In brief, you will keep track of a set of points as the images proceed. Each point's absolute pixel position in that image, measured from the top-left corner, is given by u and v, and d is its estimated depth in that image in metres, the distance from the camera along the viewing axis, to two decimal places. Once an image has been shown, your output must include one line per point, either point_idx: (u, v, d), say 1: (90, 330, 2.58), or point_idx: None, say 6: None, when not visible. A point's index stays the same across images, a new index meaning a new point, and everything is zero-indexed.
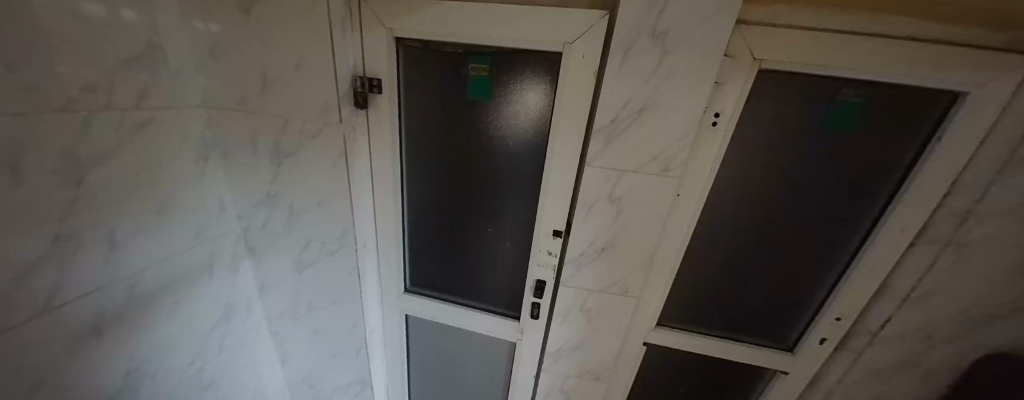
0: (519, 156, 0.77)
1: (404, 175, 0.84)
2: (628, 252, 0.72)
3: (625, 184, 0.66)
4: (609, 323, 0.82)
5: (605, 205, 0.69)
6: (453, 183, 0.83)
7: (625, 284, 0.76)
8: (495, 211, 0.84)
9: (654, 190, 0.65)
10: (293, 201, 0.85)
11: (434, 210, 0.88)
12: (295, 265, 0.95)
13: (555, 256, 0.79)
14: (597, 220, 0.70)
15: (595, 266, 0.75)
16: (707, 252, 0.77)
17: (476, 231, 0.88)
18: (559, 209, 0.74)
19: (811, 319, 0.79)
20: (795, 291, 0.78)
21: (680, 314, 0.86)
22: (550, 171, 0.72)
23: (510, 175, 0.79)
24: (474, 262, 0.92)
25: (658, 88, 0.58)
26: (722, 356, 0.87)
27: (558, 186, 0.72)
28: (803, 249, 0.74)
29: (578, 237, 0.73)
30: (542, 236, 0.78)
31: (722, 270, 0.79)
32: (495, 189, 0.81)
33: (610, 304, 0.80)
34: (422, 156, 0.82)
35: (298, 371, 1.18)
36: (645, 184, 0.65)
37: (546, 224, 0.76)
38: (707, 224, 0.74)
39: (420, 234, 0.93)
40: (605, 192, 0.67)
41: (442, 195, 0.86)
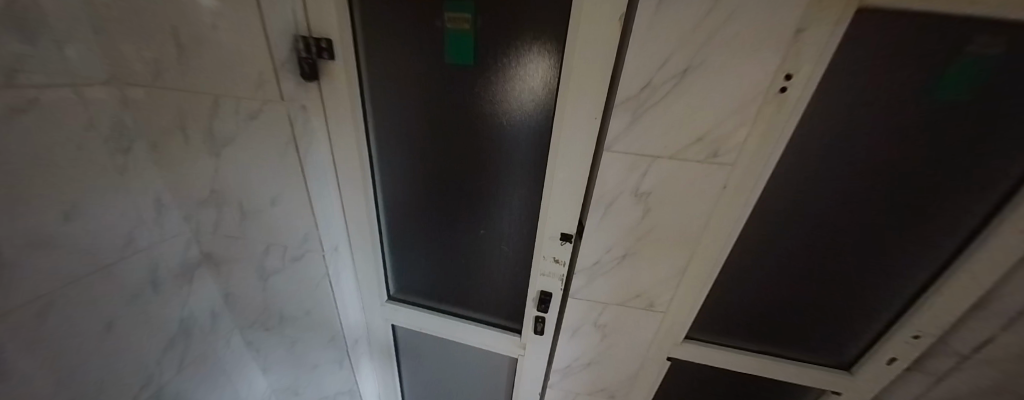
0: (516, 144, 0.60)
1: (375, 165, 0.69)
2: (655, 259, 0.58)
3: (655, 175, 0.50)
4: (627, 338, 0.70)
5: (629, 203, 0.53)
6: (436, 178, 0.68)
7: (650, 296, 0.62)
8: (489, 208, 0.69)
9: (695, 184, 0.50)
10: (241, 200, 0.70)
11: (416, 210, 0.74)
12: (259, 274, 0.83)
13: (562, 265, 0.64)
14: (617, 222, 0.55)
15: (614, 277, 0.61)
16: (748, 256, 0.63)
17: (466, 233, 0.74)
18: (569, 209, 0.58)
19: (879, 336, 0.66)
20: (851, 300, 0.65)
21: (711, 326, 0.73)
22: (555, 163, 0.56)
23: (505, 167, 0.63)
24: (466, 269, 0.79)
25: (711, 38, 0.40)
26: (763, 374, 0.75)
27: (567, 180, 0.56)
28: (871, 253, 0.59)
29: (592, 243, 0.58)
30: (547, 241, 0.62)
31: (763, 276, 0.65)
32: (486, 184, 0.66)
33: (629, 319, 0.66)
34: (396, 145, 0.66)
35: (282, 382, 1.05)
36: (683, 175, 0.49)
37: (552, 226, 0.61)
38: (755, 222, 0.59)
39: (401, 235, 0.78)
40: (629, 187, 0.52)
41: (423, 192, 0.71)
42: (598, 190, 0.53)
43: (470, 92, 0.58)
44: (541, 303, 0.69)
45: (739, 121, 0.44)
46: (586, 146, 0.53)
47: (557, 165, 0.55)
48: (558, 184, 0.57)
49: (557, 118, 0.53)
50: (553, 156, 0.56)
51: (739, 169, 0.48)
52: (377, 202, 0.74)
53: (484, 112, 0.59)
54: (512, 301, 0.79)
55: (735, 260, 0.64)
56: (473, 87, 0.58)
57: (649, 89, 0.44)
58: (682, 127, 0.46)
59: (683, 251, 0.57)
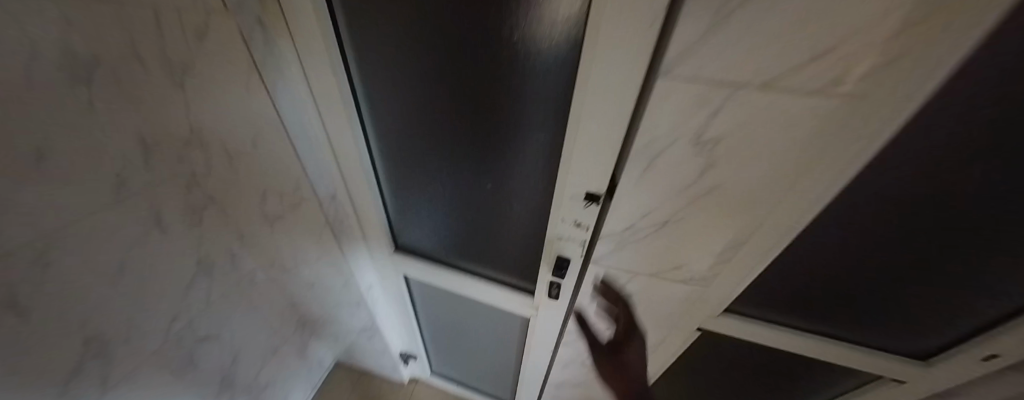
0: (524, 83, 0.46)
1: (369, 109, 0.59)
2: (703, 229, 0.47)
3: (722, 119, 0.35)
4: (653, 306, 0.63)
5: (679, 157, 0.40)
6: (433, 125, 0.57)
7: (691, 268, 0.53)
8: (500, 163, 0.58)
9: (783, 135, 0.35)
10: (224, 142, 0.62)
11: (413, 162, 0.65)
12: (266, 217, 0.80)
13: (586, 229, 0.54)
14: (661, 180, 0.43)
15: (648, 246, 0.52)
16: (823, 233, 0.50)
17: (472, 189, 0.65)
18: (598, 168, 0.45)
19: (980, 330, 0.54)
20: (944, 287, 0.51)
21: (758, 301, 0.63)
22: (578, 111, 0.40)
23: (513, 114, 0.50)
24: (473, 224, 0.72)
25: None
26: (807, 354, 0.68)
27: (598, 131, 0.41)
28: (1015, 243, 0.43)
29: (624, 207, 0.48)
30: (568, 204, 0.51)
31: (835, 256, 0.53)
32: (490, 135, 0.54)
33: (660, 288, 0.59)
34: (382, 85, 0.55)
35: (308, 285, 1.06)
36: (768, 121, 0.34)
37: (573, 189, 0.49)
38: (854, 195, 0.44)
39: (407, 189, 0.71)
40: (687, 136, 0.37)
41: (420, 142, 0.61)
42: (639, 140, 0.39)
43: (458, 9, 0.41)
44: (556, 270, 0.63)
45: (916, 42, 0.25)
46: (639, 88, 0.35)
47: (581, 113, 0.40)
48: (582, 136, 0.42)
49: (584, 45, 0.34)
50: (576, 99, 0.39)
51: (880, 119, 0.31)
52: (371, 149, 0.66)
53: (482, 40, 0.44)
54: (525, 258, 0.74)
55: (808, 236, 0.51)
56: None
57: None
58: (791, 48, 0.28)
59: (741, 216, 0.45)
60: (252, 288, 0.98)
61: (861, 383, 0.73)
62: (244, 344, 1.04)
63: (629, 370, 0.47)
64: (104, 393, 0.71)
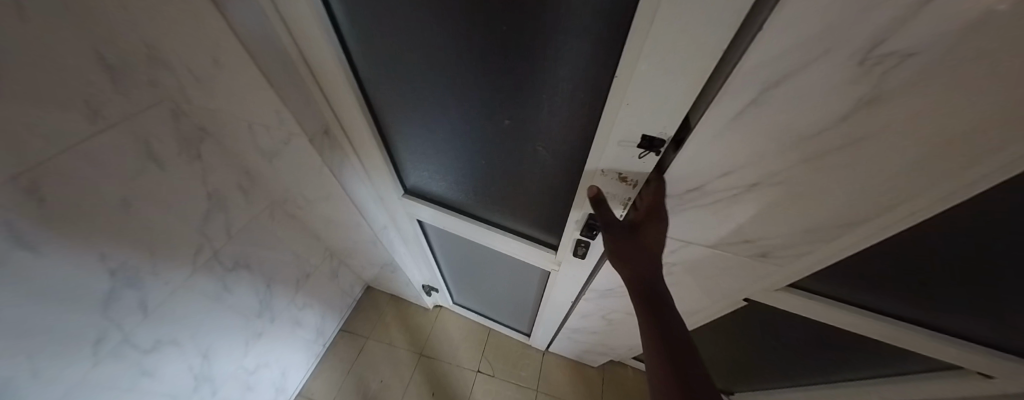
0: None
1: (348, 21, 0.46)
2: (800, 195, 0.35)
3: (934, 13, 0.19)
4: (701, 277, 0.53)
5: (813, 84, 0.25)
6: (422, 43, 0.43)
7: (766, 243, 0.42)
8: (520, 99, 0.44)
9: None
10: (187, 63, 0.51)
11: (408, 90, 0.53)
12: (265, 157, 0.73)
13: (632, 185, 0.42)
14: (760, 128, 0.29)
15: (716, 213, 0.40)
16: (977, 208, 0.34)
17: (479, 127, 0.53)
18: (669, 103, 0.30)
19: None
20: None
21: (831, 278, 0.52)
22: (651, 11, 0.24)
23: (526, 21, 0.35)
24: (483, 167, 0.62)
25: None
26: (874, 335, 0.58)
27: (681, 44, 0.25)
28: None
29: (694, 163, 0.35)
30: (614, 152, 0.38)
31: (973, 239, 0.38)
32: (496, 54, 0.40)
33: (716, 262, 0.48)
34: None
35: (321, 222, 1.04)
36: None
37: (625, 135, 0.35)
38: None
39: (411, 126, 0.61)
40: (843, 47, 0.22)
41: (411, 66, 0.48)
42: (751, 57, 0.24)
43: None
44: (587, 228, 0.55)
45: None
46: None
47: (658, 15, 0.24)
48: (653, 55, 0.27)
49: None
50: None
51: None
52: (357, 71, 0.54)
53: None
54: (545, 209, 0.65)
55: (954, 210, 0.35)
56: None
57: None
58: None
59: (860, 181, 0.31)
60: (272, 223, 0.98)
61: (929, 368, 0.63)
62: (276, 272, 1.10)
63: (648, 248, 0.41)
64: (150, 314, 0.77)
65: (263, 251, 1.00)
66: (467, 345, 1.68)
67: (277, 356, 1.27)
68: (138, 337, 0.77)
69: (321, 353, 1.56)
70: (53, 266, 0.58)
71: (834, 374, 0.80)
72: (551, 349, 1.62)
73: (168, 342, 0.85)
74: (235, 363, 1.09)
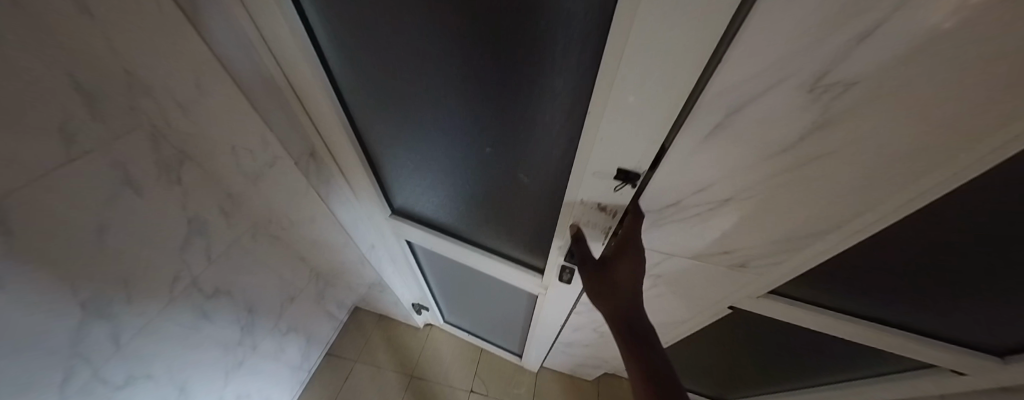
0: (513, 9, 0.31)
1: (333, 54, 0.48)
2: (770, 207, 0.37)
3: (868, 47, 0.21)
4: (688, 289, 0.55)
5: (776, 106, 0.27)
6: (407, 77, 0.45)
7: (743, 254, 0.44)
8: (507, 129, 0.46)
9: (975, 69, 0.21)
10: (169, 88, 0.50)
11: (394, 115, 0.54)
12: (248, 179, 0.72)
13: (613, 215, 0.43)
14: (729, 147, 0.31)
15: (694, 226, 0.42)
16: (931, 215, 0.37)
17: (464, 152, 0.54)
18: (641, 131, 0.32)
19: None
20: None
21: (810, 283, 0.53)
22: (620, 47, 0.25)
23: (504, 55, 0.36)
24: (470, 191, 0.63)
25: None
26: (852, 337, 0.61)
27: (650, 77, 0.26)
28: None
29: (670, 180, 0.37)
30: (592, 183, 0.40)
31: (932, 243, 0.41)
32: (477, 84, 0.41)
33: (700, 273, 0.49)
34: (336, 12, 0.41)
35: (307, 244, 1.02)
36: (943, 55, 0.20)
37: (602, 161, 0.36)
38: (1002, 179, 0.30)
39: (398, 151, 0.62)
40: (799, 74, 0.24)
41: (396, 96, 0.50)
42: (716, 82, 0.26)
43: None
44: (569, 256, 0.58)
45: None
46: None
47: (624, 57, 0.26)
48: (625, 88, 0.28)
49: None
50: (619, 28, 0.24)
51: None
52: (343, 97, 0.55)
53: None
54: (530, 229, 0.65)
55: (916, 216, 0.37)
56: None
57: None
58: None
59: (821, 194, 0.34)
60: (254, 245, 0.96)
61: (904, 368, 0.66)
62: (259, 297, 1.06)
63: (620, 284, 0.43)
64: (123, 348, 0.74)
65: (244, 277, 0.97)
66: (459, 365, 1.65)
67: (258, 386, 1.21)
68: (109, 371, 0.73)
69: (305, 379, 1.50)
70: (17, 301, 0.55)
71: (818, 377, 0.82)
72: (544, 365, 1.60)
73: (141, 377, 0.80)
74: (214, 395, 1.04)
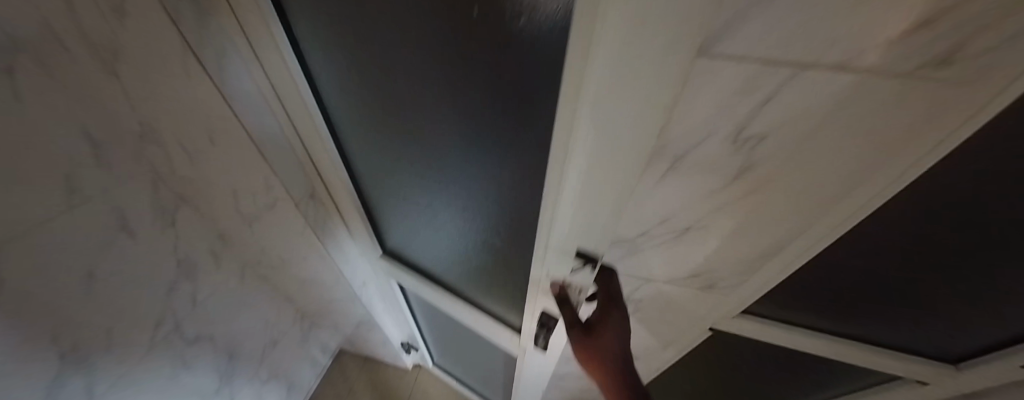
0: (485, 122, 0.39)
1: (340, 127, 0.58)
2: (726, 233, 0.40)
3: (771, 112, 0.27)
4: (668, 311, 0.58)
5: (711, 156, 0.32)
6: (400, 150, 0.54)
7: (708, 277, 0.48)
8: (481, 198, 0.55)
9: (852, 124, 0.27)
10: (179, 138, 0.54)
11: (389, 173, 0.62)
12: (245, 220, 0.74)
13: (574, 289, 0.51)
14: (682, 183, 0.35)
15: (662, 252, 0.45)
16: (867, 235, 0.42)
17: (462, 200, 0.58)
18: (591, 201, 0.36)
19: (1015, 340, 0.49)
20: (995, 300, 0.45)
21: (777, 303, 0.58)
22: (563, 155, 0.31)
23: (478, 147, 0.44)
24: (467, 234, 0.66)
25: None
26: (822, 353, 0.65)
27: (587, 181, 0.33)
28: None
29: (635, 213, 0.40)
30: (554, 258, 0.47)
31: (869, 261, 0.46)
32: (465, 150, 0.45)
33: (676, 296, 0.53)
34: (347, 100, 0.51)
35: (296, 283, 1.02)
36: (827, 114, 0.26)
37: (558, 232, 0.43)
38: (903, 203, 0.36)
39: (389, 202, 0.71)
40: (725, 129, 0.29)
41: (390, 162, 0.59)
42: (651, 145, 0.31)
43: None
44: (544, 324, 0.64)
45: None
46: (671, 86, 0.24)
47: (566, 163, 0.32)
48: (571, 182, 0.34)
49: (568, 50, 0.23)
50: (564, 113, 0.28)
51: (999, 100, 0.23)
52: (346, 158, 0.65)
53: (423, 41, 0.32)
54: (514, 269, 0.67)
55: (856, 234, 0.42)
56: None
57: None
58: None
59: (767, 220, 0.38)
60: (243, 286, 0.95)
61: (877, 383, 0.69)
62: (243, 341, 1.03)
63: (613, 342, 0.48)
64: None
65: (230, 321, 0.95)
66: None
67: None
68: None
69: None
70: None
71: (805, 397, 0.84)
72: None
73: None
74: None
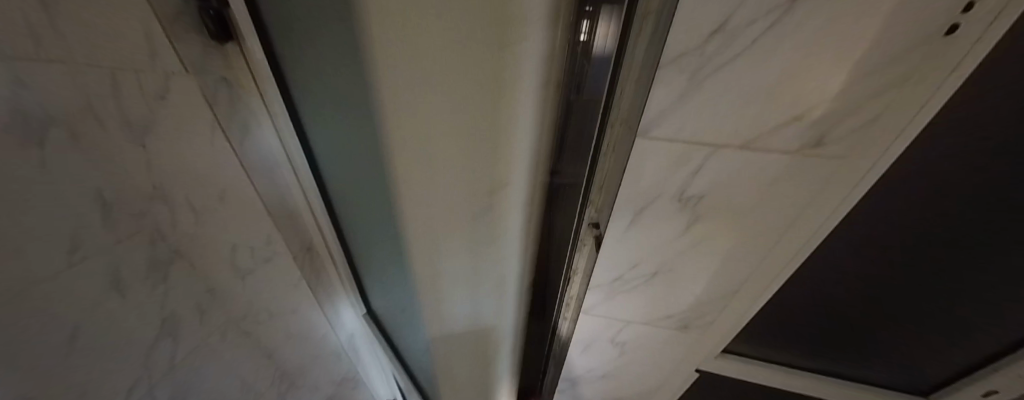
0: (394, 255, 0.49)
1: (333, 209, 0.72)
2: (693, 277, 0.45)
3: (705, 177, 0.34)
4: (652, 352, 0.60)
5: (662, 212, 0.38)
6: (369, 239, 0.66)
7: (679, 317, 0.52)
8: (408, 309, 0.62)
9: (767, 184, 0.34)
10: (189, 199, 0.58)
11: (369, 250, 0.73)
12: (236, 273, 0.75)
13: None
14: (644, 235, 0.41)
15: (636, 296, 0.49)
16: (815, 273, 0.47)
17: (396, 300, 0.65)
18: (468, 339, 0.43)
19: (968, 370, 0.53)
20: (935, 329, 0.50)
21: (755, 342, 0.61)
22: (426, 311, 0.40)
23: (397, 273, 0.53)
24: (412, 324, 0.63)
25: None
26: (801, 389, 0.67)
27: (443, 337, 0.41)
28: (995, 288, 0.42)
29: (608, 262, 0.45)
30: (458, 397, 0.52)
31: (823, 298, 0.51)
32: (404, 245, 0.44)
33: (654, 337, 0.57)
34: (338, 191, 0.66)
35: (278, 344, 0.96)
36: (746, 177, 0.34)
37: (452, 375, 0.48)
38: (831, 244, 0.42)
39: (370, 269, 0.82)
40: (670, 192, 0.36)
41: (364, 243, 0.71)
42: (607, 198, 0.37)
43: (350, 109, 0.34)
44: None
45: (892, 92, 0.26)
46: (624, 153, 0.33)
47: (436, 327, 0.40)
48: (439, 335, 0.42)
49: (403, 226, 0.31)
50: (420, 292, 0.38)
51: (857, 164, 0.31)
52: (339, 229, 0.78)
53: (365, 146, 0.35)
54: None
55: (802, 275, 0.47)
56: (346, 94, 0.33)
57: (725, 41, 0.25)
58: (778, 98, 0.28)
59: (722, 265, 0.43)
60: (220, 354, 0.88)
61: None
62: None
63: None
64: None
65: None
66: None
67: None
68: None
69: None
70: None
71: None
72: None
73: None
74: None
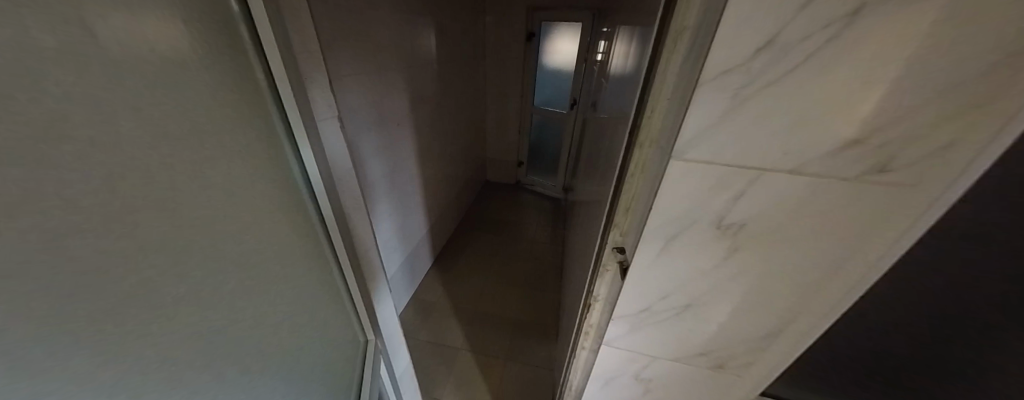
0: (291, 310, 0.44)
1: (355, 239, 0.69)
2: (732, 312, 0.41)
3: (748, 203, 0.31)
4: (679, 392, 0.55)
5: (699, 240, 0.34)
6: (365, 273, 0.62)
7: (718, 355, 0.47)
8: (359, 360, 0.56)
9: (821, 211, 0.30)
10: None
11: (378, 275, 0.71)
12: None
13: None
14: (677, 263, 0.37)
15: (664, 329, 0.45)
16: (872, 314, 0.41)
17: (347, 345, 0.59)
18: None
19: None
20: None
21: (796, 387, 0.54)
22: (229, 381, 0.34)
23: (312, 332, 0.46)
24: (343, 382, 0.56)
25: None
26: None
27: None
28: None
29: (635, 290, 0.41)
30: None
31: (879, 343, 0.45)
32: (247, 273, 0.35)
33: (685, 374, 0.51)
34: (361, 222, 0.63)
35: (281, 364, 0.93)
36: (798, 204, 0.30)
37: None
38: (889, 281, 0.38)
39: None
40: (707, 218, 0.32)
41: None
42: (633, 221, 0.39)
43: (204, 90, 0.28)
44: None
45: (967, 113, 0.23)
46: (656, 170, 0.33)
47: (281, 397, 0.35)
48: None
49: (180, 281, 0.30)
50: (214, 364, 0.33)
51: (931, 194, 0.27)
52: None
53: (204, 122, 0.28)
54: None
55: (855, 315, 0.42)
56: (186, 49, 0.26)
57: (773, 57, 0.24)
58: (835, 113, 0.25)
59: (766, 300, 0.39)
60: None
61: None
62: None
63: None
64: None
65: None
66: None
67: None
68: None
69: None
70: None
71: None
72: None
73: None
74: None
